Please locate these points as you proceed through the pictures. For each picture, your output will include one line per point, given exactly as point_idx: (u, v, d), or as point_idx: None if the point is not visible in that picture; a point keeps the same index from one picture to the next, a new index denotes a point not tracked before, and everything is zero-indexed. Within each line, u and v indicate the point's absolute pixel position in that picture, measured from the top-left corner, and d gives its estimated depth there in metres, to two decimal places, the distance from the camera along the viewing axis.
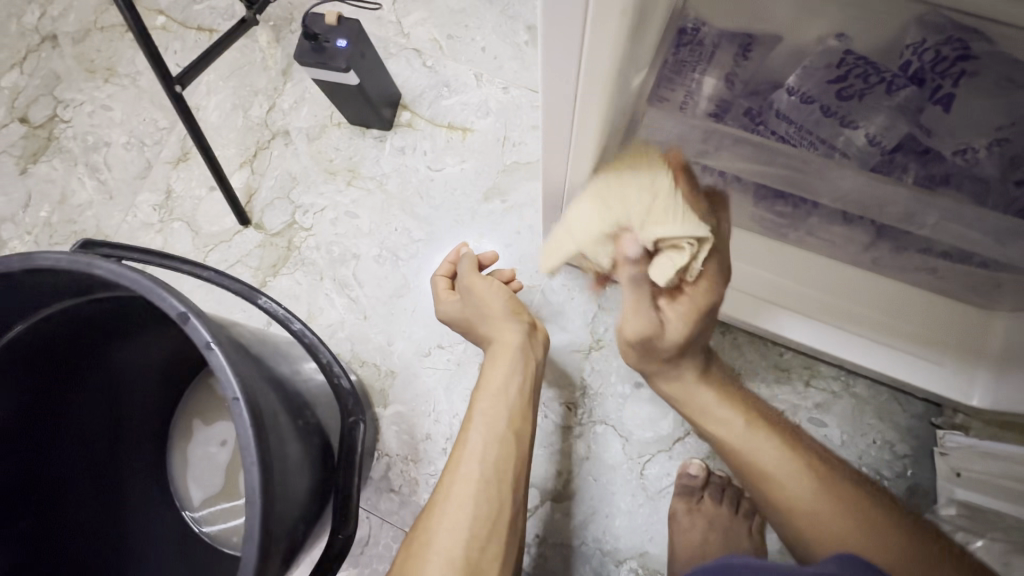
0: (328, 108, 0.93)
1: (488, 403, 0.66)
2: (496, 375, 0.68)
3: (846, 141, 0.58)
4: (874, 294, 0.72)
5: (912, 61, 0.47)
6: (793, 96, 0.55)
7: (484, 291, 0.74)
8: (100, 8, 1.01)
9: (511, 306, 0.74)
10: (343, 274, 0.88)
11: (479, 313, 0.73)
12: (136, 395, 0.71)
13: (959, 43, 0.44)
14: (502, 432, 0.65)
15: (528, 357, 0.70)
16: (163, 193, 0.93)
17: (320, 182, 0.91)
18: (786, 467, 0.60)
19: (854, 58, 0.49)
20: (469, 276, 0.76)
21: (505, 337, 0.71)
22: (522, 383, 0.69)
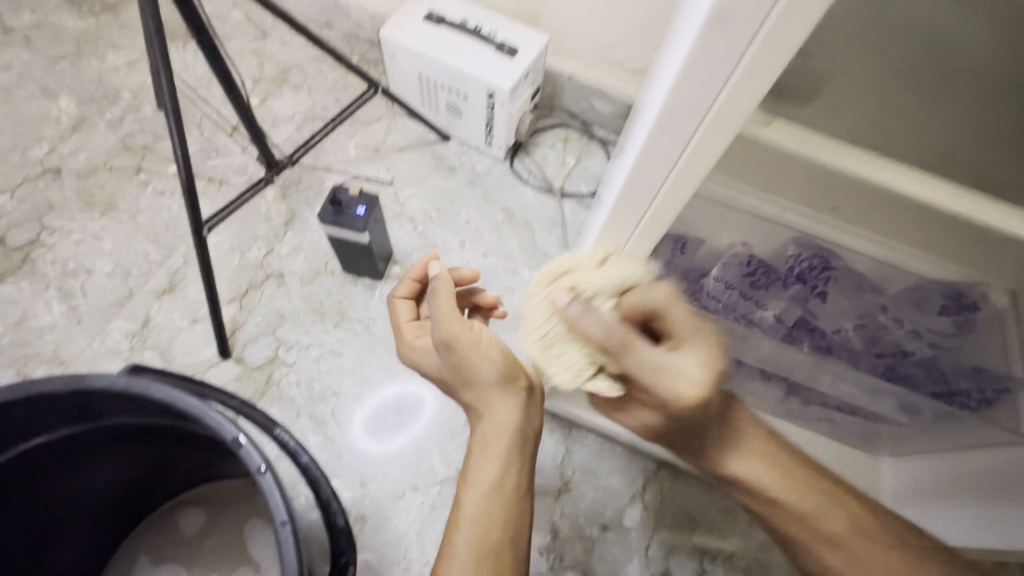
0: (325, 256, 1.03)
1: (478, 504, 0.52)
2: (487, 472, 0.53)
3: (759, 317, 0.75)
4: (793, 440, 0.87)
5: (793, 266, 0.69)
6: (719, 282, 0.73)
7: (471, 350, 0.54)
8: (112, 152, 1.10)
9: (506, 371, 0.55)
10: (321, 411, 0.90)
11: (464, 372, 0.55)
12: (69, 544, 0.63)
13: (822, 258, 0.66)
14: (500, 544, 0.51)
15: (527, 440, 0.56)
16: (139, 321, 0.93)
17: (307, 321, 0.97)
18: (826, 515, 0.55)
19: (755, 262, 0.69)
20: (447, 326, 0.55)
21: (497, 414, 0.55)
22: (520, 471, 0.55)
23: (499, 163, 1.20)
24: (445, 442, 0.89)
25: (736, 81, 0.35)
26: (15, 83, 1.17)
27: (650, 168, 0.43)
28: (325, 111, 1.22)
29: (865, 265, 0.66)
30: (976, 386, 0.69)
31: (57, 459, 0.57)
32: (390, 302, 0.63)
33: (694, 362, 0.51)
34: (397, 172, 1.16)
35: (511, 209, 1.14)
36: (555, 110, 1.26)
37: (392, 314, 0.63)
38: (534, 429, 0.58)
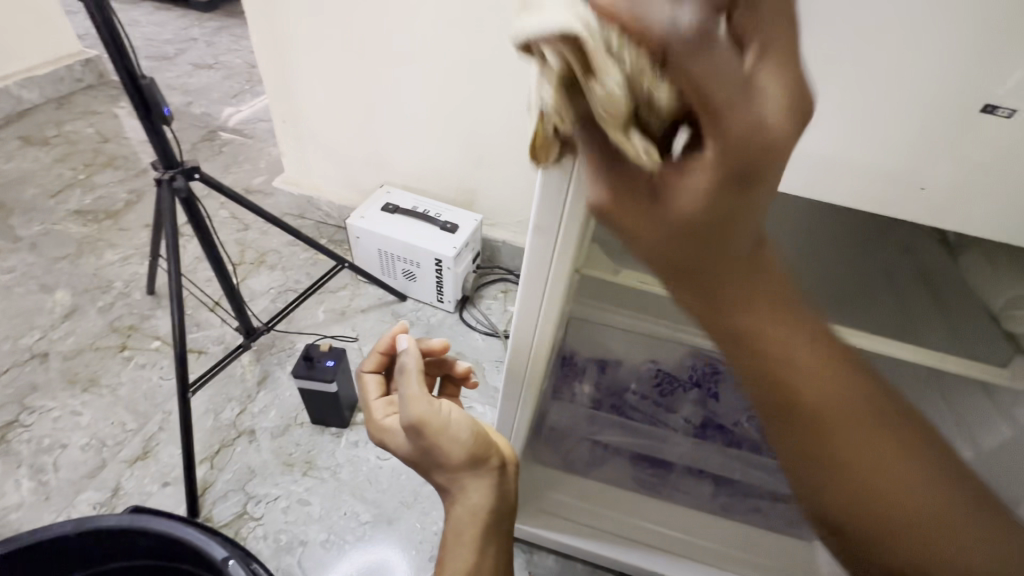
0: (295, 409, 1.13)
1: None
2: (460, 560, 0.57)
3: (673, 420, 0.90)
4: (736, 537, 0.93)
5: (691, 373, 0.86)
6: (636, 394, 0.90)
7: (438, 433, 0.57)
8: (99, 333, 1.22)
9: (475, 453, 0.58)
10: (288, 562, 0.92)
11: (431, 451, 0.57)
12: None
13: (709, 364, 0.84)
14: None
15: (500, 524, 0.60)
16: (109, 490, 0.97)
17: (276, 473, 1.03)
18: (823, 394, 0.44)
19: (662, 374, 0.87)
20: (414, 409, 0.57)
21: (468, 500, 0.58)
22: (493, 557, 0.59)
23: (450, 314, 1.39)
24: None
25: (563, 239, 0.52)
26: (15, 281, 1.32)
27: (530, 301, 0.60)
28: (298, 284, 1.42)
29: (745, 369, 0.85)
30: None
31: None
32: (362, 377, 0.70)
33: (706, 174, 0.32)
34: (361, 329, 1.33)
35: (463, 352, 1.31)
36: (495, 267, 1.51)
37: (364, 390, 0.69)
38: (510, 505, 0.61)
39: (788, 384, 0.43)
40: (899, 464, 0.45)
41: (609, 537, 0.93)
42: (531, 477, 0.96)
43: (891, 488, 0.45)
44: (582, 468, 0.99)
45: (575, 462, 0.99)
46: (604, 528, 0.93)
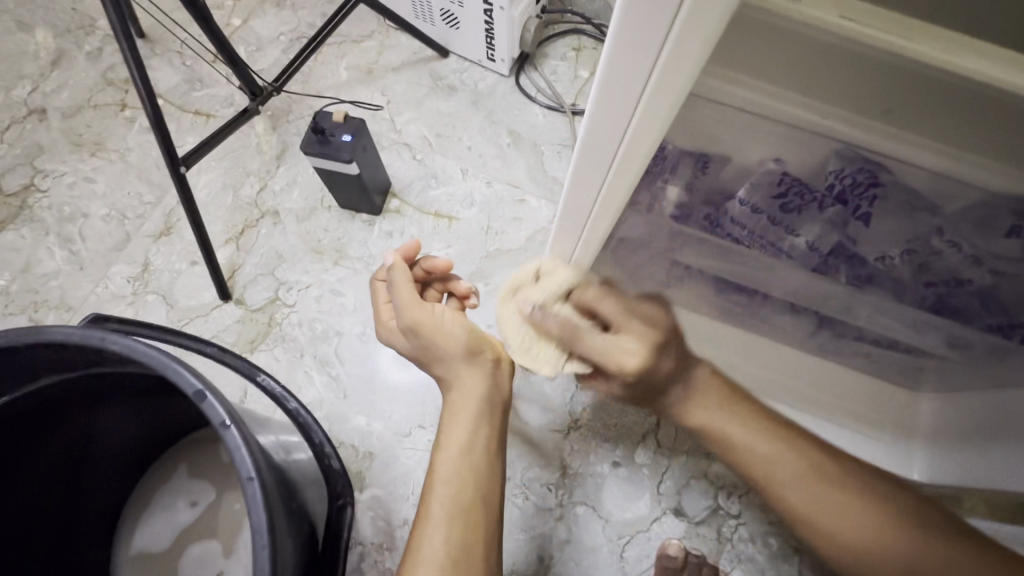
0: (320, 191, 0.98)
1: (453, 466, 0.60)
2: (457, 435, 0.62)
3: (789, 244, 0.66)
4: (815, 371, 0.83)
5: (834, 184, 0.54)
6: (743, 206, 0.62)
7: (437, 328, 0.66)
8: (95, 87, 1.04)
9: (469, 346, 0.67)
10: (324, 351, 0.88)
11: (433, 351, 0.66)
12: (105, 459, 0.71)
13: (869, 173, 0.51)
14: (472, 500, 0.59)
15: (493, 407, 0.66)
16: (139, 265, 0.92)
17: (306, 260, 0.94)
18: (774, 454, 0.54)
19: (789, 179, 0.56)
20: (412, 311, 0.66)
21: (467, 384, 0.66)
22: (484, 437, 0.64)
23: (503, 79, 1.08)
24: None
25: None
26: None
27: (628, 59, 0.36)
28: (311, 29, 1.11)
29: (923, 182, 0.49)
30: None
31: (65, 397, 0.62)
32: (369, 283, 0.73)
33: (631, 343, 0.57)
34: (392, 94, 1.07)
35: (516, 131, 1.04)
36: (566, 15, 1.12)
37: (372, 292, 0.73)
38: (501, 395, 0.69)
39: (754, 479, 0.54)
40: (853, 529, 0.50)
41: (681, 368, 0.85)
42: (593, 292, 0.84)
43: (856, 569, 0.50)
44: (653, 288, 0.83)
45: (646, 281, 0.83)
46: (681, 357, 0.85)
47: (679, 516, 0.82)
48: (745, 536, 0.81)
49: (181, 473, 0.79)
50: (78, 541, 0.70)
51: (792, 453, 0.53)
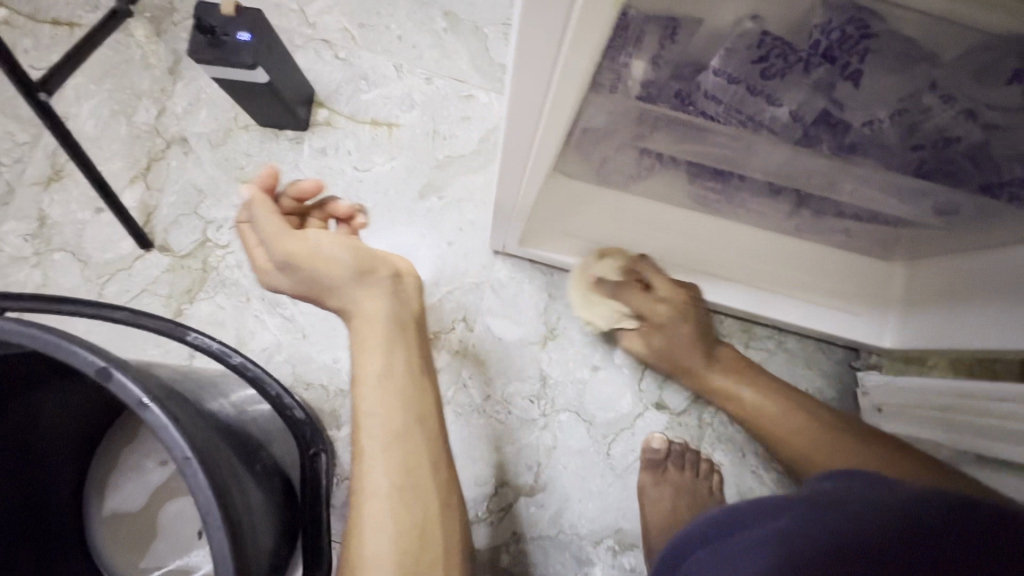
0: (232, 108, 0.84)
1: (376, 397, 0.61)
2: (372, 364, 0.62)
3: (771, 117, 0.59)
4: (791, 252, 0.77)
5: (820, 41, 0.48)
6: (719, 77, 0.55)
7: (312, 256, 0.62)
8: None
9: (358, 268, 0.64)
10: (272, 292, 0.80)
11: (319, 284, 0.63)
12: (52, 437, 0.62)
13: (860, 21, 0.45)
14: (401, 425, 0.61)
15: (403, 326, 0.66)
16: (34, 219, 0.79)
17: (231, 192, 0.82)
18: (757, 397, 0.75)
19: (772, 38, 0.50)
20: (284, 243, 0.61)
21: (367, 309, 0.65)
22: (399, 360, 0.63)
23: None
24: None
25: None
26: None
27: None
28: None
29: (918, 23, 0.44)
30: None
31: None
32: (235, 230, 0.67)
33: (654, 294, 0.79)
34: None
35: (453, 12, 0.88)
36: None
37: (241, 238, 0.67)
38: (411, 314, 0.68)
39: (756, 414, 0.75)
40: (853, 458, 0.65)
41: (652, 264, 0.81)
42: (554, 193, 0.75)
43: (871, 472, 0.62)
44: (623, 182, 0.74)
45: (614, 175, 0.73)
46: (648, 253, 0.80)
47: (660, 409, 0.83)
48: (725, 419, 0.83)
49: (143, 433, 0.72)
50: (51, 518, 0.63)
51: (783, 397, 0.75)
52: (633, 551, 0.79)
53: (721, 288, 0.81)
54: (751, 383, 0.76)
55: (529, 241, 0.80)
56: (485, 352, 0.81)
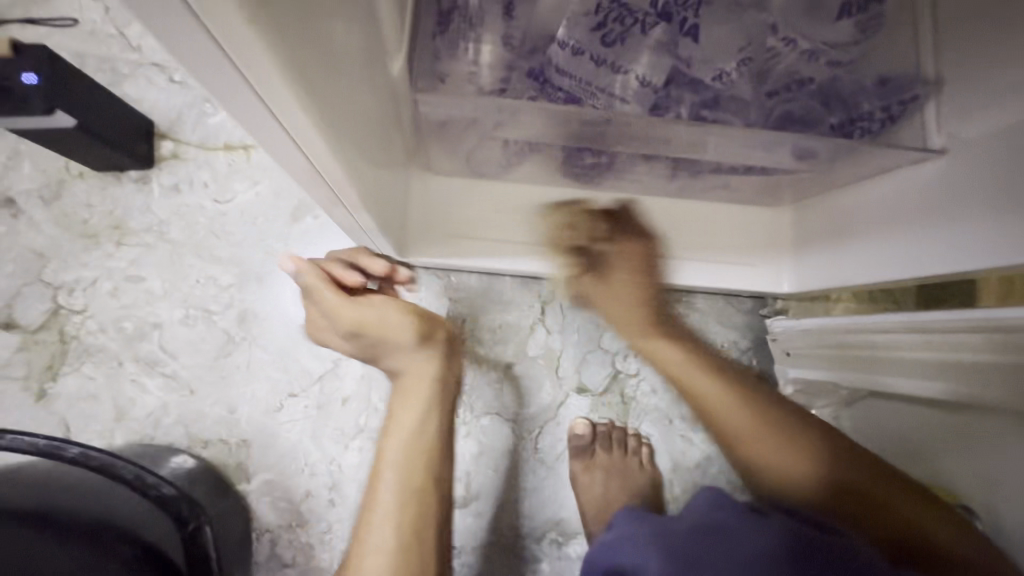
0: (60, 156, 0.74)
1: (400, 455, 0.60)
2: (410, 418, 0.62)
3: (621, 86, 0.58)
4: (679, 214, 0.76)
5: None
6: (565, 47, 0.56)
7: (386, 324, 0.60)
8: None
9: (422, 335, 0.61)
10: (146, 351, 0.73)
11: (377, 347, 0.61)
12: None
13: None
14: (417, 488, 0.60)
15: (446, 386, 0.65)
16: None
17: (78, 250, 0.74)
18: (686, 366, 0.66)
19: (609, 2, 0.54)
20: (345, 314, 0.59)
21: (415, 369, 0.63)
22: (435, 421, 0.63)
23: None
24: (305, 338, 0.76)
25: None
26: None
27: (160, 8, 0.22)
28: None
29: None
30: (879, 103, 0.56)
31: None
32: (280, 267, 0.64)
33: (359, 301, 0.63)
34: None
35: None
36: None
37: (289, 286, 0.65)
38: (454, 375, 0.67)
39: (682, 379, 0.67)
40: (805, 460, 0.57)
41: (548, 254, 0.78)
42: (428, 194, 0.73)
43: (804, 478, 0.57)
44: (496, 171, 0.71)
45: (485, 166, 0.70)
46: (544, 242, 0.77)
47: (582, 394, 0.82)
48: (647, 390, 0.83)
49: None
50: None
51: (710, 381, 0.64)
52: (577, 540, 0.78)
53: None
54: (679, 362, 0.67)
55: (411, 249, 0.74)
56: (391, 372, 0.77)
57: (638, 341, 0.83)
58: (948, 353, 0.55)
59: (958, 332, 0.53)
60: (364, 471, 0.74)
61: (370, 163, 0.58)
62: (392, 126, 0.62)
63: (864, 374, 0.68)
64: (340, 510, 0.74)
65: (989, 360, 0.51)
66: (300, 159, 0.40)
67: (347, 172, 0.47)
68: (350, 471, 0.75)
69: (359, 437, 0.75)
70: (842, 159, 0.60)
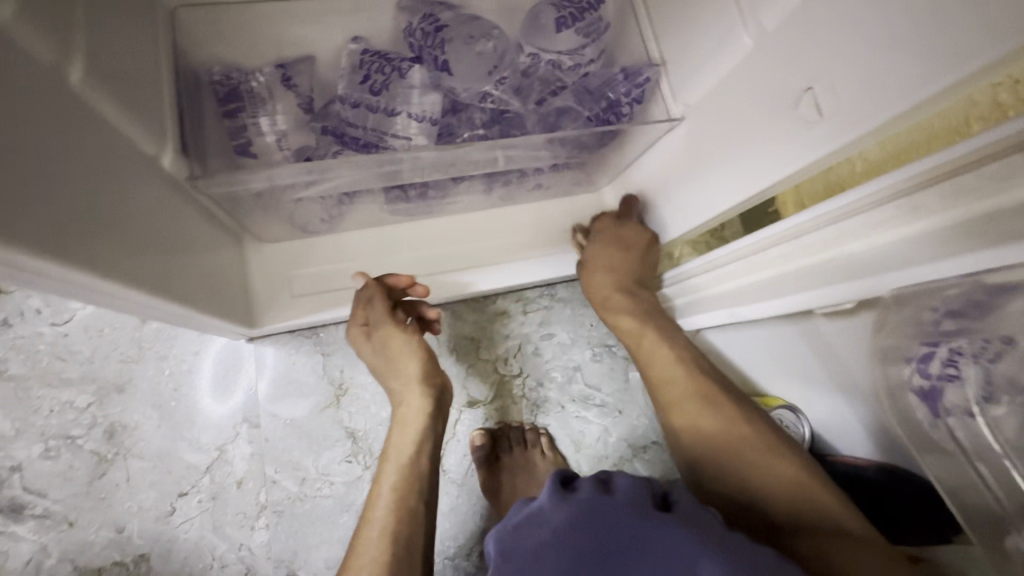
0: None
1: (396, 476, 0.62)
2: (405, 443, 0.65)
3: (402, 127, 0.63)
4: (506, 220, 0.81)
5: (413, 43, 0.62)
6: (347, 104, 0.63)
7: (400, 352, 0.69)
8: None
9: (427, 367, 0.70)
10: (11, 495, 0.70)
11: (390, 369, 0.69)
12: None
13: (430, 17, 0.61)
14: (413, 508, 0.60)
15: (439, 424, 0.69)
16: None
17: None
18: (655, 344, 0.68)
19: (370, 56, 0.62)
20: (384, 329, 0.69)
21: (412, 401, 0.68)
22: (430, 452, 0.66)
23: None
24: (184, 432, 0.75)
25: None
26: None
27: None
28: None
29: None
30: (623, 89, 0.65)
31: None
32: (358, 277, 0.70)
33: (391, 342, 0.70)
34: None
35: None
36: None
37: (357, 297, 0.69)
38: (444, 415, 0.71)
39: (644, 367, 0.68)
40: (776, 478, 0.52)
41: None
42: (268, 262, 0.75)
43: (764, 485, 0.52)
44: (325, 225, 0.74)
45: (312, 223, 0.73)
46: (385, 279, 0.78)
47: (474, 407, 0.86)
48: (534, 384, 0.87)
49: None
50: None
51: (694, 403, 0.60)
52: None
53: (476, 272, 0.80)
54: (662, 368, 0.65)
55: (262, 318, 0.74)
56: (280, 442, 0.77)
57: (515, 343, 0.88)
58: (757, 276, 0.59)
59: (743, 261, 0.60)
60: (276, 546, 0.74)
61: (191, 254, 0.58)
62: (201, 210, 0.64)
63: (700, 317, 0.73)
64: None
65: (771, 280, 0.57)
66: (106, 301, 0.44)
67: (170, 294, 0.50)
68: (262, 551, 0.74)
69: (262, 514, 0.74)
70: (612, 142, 0.68)
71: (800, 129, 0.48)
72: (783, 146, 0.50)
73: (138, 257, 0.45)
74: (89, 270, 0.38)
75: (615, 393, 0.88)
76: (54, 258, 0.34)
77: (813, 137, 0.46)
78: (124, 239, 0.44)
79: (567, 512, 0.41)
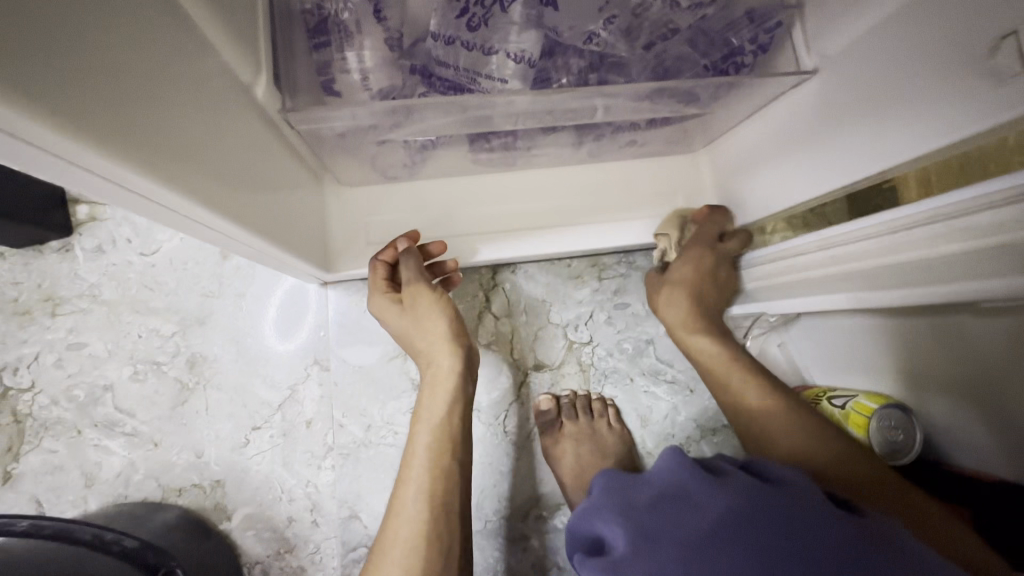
0: None
1: (429, 436, 0.60)
2: (437, 407, 0.63)
3: (498, 68, 0.59)
4: (589, 179, 0.76)
5: None
6: (438, 41, 0.56)
7: (426, 311, 0.66)
8: None
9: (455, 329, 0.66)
10: (104, 413, 0.74)
11: (420, 327, 0.67)
12: None
13: None
14: (448, 469, 0.58)
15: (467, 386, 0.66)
16: None
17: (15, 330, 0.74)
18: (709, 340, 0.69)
19: None
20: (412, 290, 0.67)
21: (443, 360, 0.65)
22: (461, 412, 0.64)
23: None
24: (259, 369, 0.77)
25: None
26: None
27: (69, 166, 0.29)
28: None
29: None
30: (749, 35, 0.57)
31: None
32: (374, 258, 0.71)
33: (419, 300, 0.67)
34: None
35: None
36: None
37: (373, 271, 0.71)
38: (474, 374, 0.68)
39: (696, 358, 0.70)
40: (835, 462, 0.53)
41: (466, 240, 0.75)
42: (346, 207, 0.74)
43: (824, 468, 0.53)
44: (405, 172, 0.72)
45: (393, 169, 0.70)
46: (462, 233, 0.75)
47: (540, 372, 0.84)
48: (603, 354, 0.84)
49: None
50: None
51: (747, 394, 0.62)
52: (562, 510, 0.80)
53: (555, 233, 0.76)
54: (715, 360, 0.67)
55: (338, 264, 0.74)
56: (348, 387, 0.78)
57: (586, 310, 0.84)
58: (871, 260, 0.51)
59: (856, 242, 0.53)
60: (341, 487, 0.76)
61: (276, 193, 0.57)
62: (286, 147, 0.62)
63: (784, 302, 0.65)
64: (325, 529, 0.76)
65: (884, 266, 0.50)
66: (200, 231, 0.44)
67: (255, 229, 0.50)
68: (328, 490, 0.76)
69: (329, 455, 0.76)
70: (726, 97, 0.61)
71: (985, 86, 0.40)
72: (956, 108, 0.42)
73: (231, 189, 0.45)
74: (176, 187, 0.36)
75: (689, 370, 0.84)
76: (134, 168, 0.32)
77: (1001, 97, 0.38)
78: (222, 169, 0.44)
79: (731, 499, 0.40)
